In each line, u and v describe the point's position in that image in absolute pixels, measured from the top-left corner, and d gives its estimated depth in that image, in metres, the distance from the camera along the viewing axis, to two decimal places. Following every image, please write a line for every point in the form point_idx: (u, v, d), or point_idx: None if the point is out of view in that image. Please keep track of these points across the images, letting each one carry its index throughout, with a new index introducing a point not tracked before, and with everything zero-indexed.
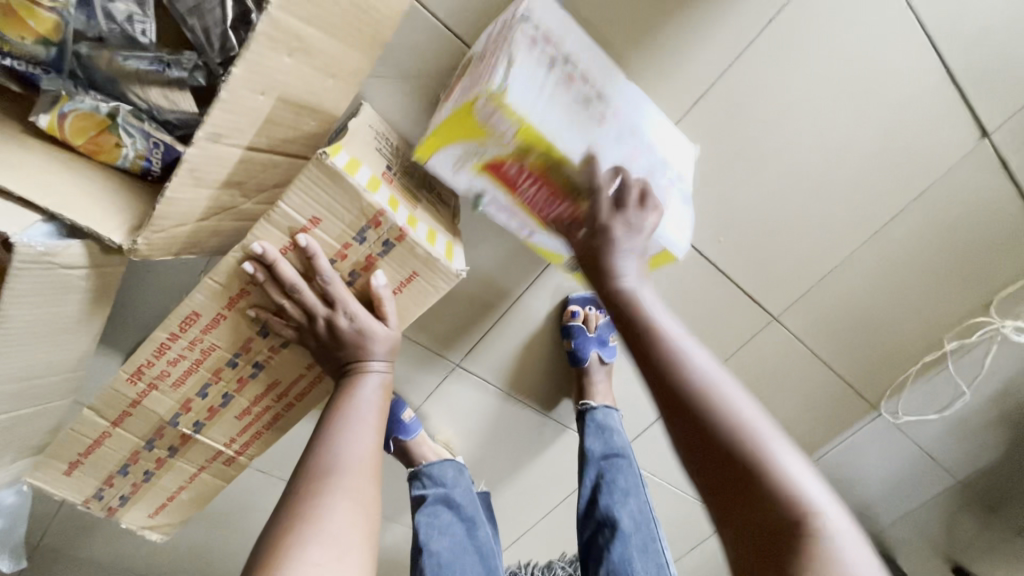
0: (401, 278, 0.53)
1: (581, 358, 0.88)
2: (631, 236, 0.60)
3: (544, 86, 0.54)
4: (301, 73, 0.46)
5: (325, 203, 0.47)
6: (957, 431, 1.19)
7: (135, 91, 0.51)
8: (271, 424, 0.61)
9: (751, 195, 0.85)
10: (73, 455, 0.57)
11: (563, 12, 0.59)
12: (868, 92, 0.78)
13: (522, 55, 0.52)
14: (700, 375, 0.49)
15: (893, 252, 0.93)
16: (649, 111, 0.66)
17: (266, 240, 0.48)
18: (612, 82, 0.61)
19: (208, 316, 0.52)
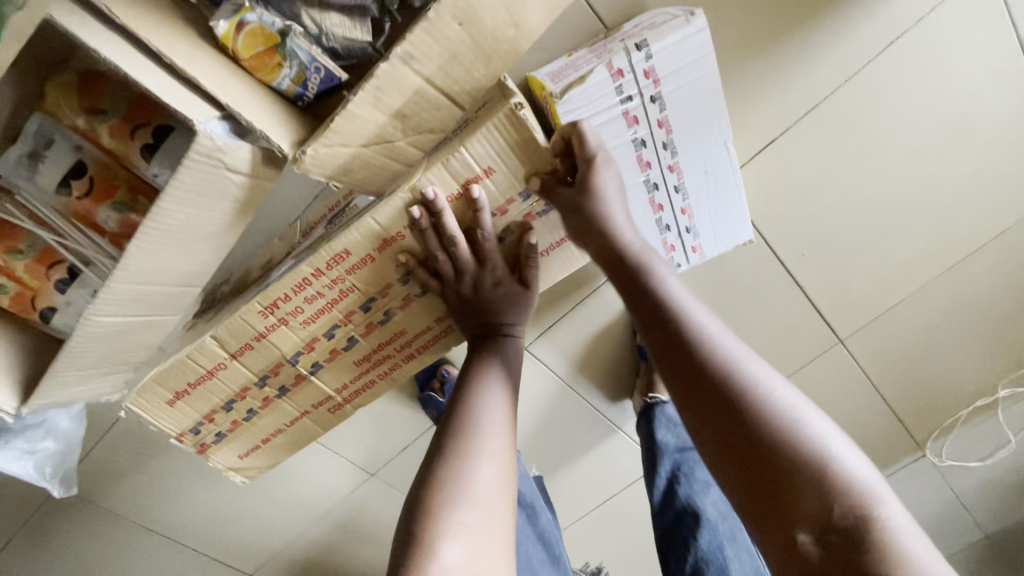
0: (550, 240, 0.61)
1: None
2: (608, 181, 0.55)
3: (598, 114, 0.57)
4: (494, 11, 0.47)
5: (505, 156, 0.49)
6: (996, 481, 1.18)
7: (312, 15, 0.51)
8: (386, 373, 0.64)
9: (842, 215, 0.85)
10: (181, 385, 0.57)
11: (689, 49, 0.55)
12: (975, 128, 0.78)
13: (596, 82, 0.55)
14: (720, 347, 0.46)
15: (969, 290, 0.94)
16: (715, 173, 0.64)
17: (437, 186, 0.49)
18: (691, 133, 0.61)
19: (357, 256, 0.51)
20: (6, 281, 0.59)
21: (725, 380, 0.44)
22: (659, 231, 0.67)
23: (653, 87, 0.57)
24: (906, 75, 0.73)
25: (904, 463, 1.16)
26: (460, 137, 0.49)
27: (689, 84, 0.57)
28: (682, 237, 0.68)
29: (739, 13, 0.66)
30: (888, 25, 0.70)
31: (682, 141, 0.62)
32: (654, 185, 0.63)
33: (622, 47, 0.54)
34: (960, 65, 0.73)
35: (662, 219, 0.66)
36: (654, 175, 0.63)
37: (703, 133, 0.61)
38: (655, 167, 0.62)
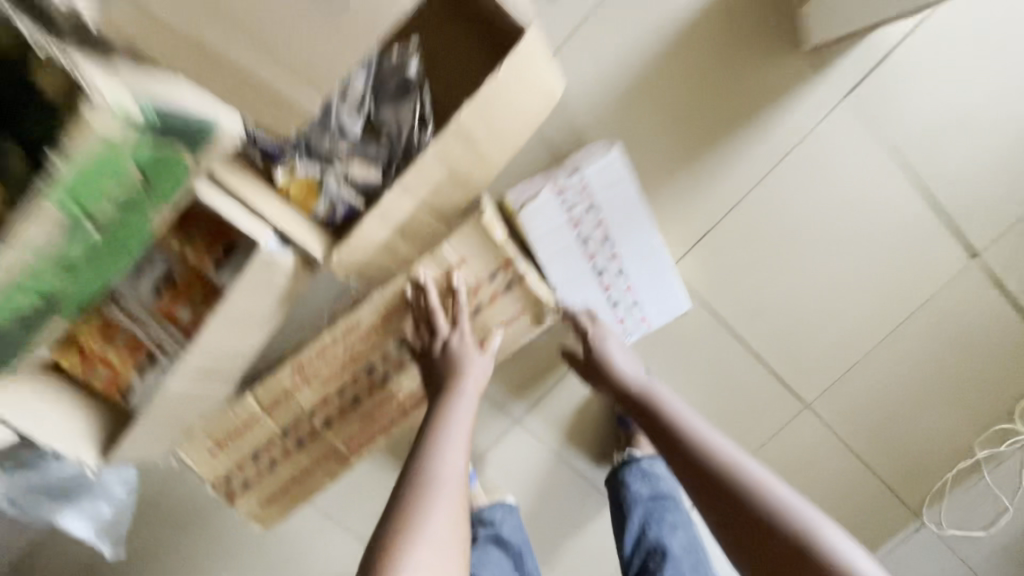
0: (513, 314, 0.76)
1: (629, 421, 0.98)
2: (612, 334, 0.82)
3: (551, 219, 0.76)
4: (463, 158, 0.67)
5: (474, 250, 0.71)
6: (1012, 554, 1.15)
7: (341, 166, 0.71)
8: (383, 433, 0.81)
9: (780, 293, 0.99)
10: (224, 434, 0.78)
11: (611, 172, 0.76)
12: (873, 217, 0.95)
13: (544, 196, 0.75)
14: (722, 456, 0.66)
15: (911, 351, 1.03)
16: (651, 259, 0.81)
17: (427, 271, 0.71)
18: (626, 230, 0.79)
19: (365, 326, 0.73)
20: (103, 367, 0.75)
21: (724, 477, 0.64)
22: (611, 308, 0.83)
23: (589, 199, 0.77)
24: (805, 177, 0.92)
25: (906, 532, 1.15)
26: (450, 250, 0.70)
27: (615, 195, 0.77)
28: (628, 311, 0.84)
29: (658, 143, 0.88)
30: (776, 142, 0.89)
31: (620, 236, 0.80)
32: (602, 271, 0.81)
33: (562, 174, 0.76)
34: (845, 169, 0.91)
35: (612, 297, 0.83)
36: (599, 263, 0.80)
37: (634, 229, 0.79)
38: (599, 258, 0.80)
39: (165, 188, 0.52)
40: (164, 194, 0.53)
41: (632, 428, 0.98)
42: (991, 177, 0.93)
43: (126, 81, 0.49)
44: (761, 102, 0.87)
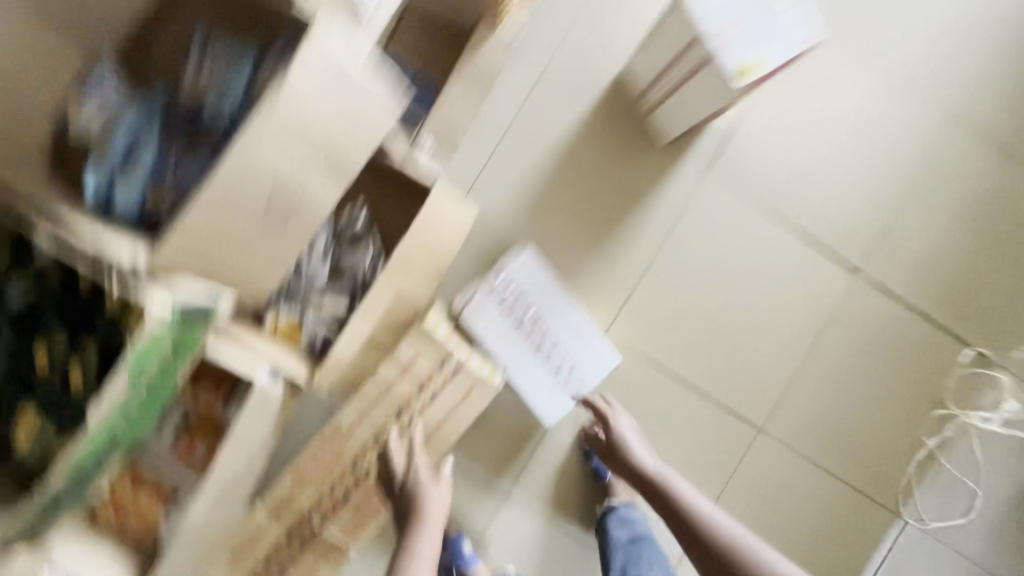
0: (462, 393, 0.86)
1: (603, 473, 1.09)
2: (626, 420, 0.98)
3: (487, 310, 0.94)
4: (409, 279, 0.87)
5: (424, 347, 0.84)
6: (996, 534, 1.21)
7: (315, 304, 0.91)
8: (373, 520, 0.90)
9: (707, 334, 1.15)
10: (239, 546, 0.90)
11: (527, 270, 0.99)
12: (761, 257, 1.15)
13: (478, 294, 0.95)
14: (732, 537, 0.81)
15: (836, 361, 1.17)
16: (576, 327, 0.99)
17: (390, 371, 0.84)
18: (550, 308, 0.98)
19: (346, 426, 0.86)
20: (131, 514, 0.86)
21: (736, 556, 0.79)
22: (555, 373, 0.99)
23: (514, 290, 0.97)
24: (694, 238, 1.13)
25: (894, 533, 1.20)
26: (405, 350, 0.84)
27: (534, 284, 0.98)
28: (569, 374, 0.99)
29: (569, 234, 1.09)
30: (663, 215, 1.11)
31: (547, 314, 0.98)
32: (539, 344, 0.97)
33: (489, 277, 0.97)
34: (725, 224, 1.14)
35: (553, 365, 0.99)
36: (536, 338, 0.97)
37: (556, 306, 0.99)
38: (534, 334, 0.97)
39: (189, 345, 0.64)
40: (189, 347, 0.64)
41: (606, 480, 1.09)
42: (841, 208, 1.16)
43: (167, 291, 0.62)
44: (641, 188, 1.10)
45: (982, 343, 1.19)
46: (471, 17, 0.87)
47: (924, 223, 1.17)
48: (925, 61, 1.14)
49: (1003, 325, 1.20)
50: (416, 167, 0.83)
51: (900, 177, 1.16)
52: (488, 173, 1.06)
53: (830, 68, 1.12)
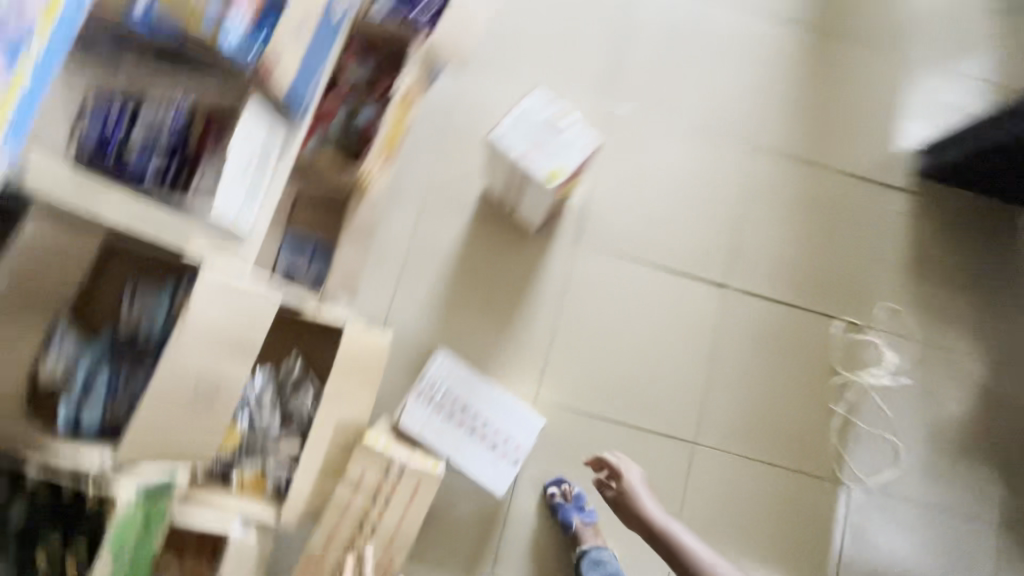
0: (411, 492, 0.99)
1: (569, 523, 1.20)
2: (635, 476, 1.18)
3: (422, 412, 1.13)
4: (342, 407, 1.02)
5: (368, 463, 0.98)
6: (929, 473, 1.35)
7: (272, 452, 1.05)
8: None
9: (621, 374, 1.32)
10: None
11: (446, 367, 1.18)
12: (643, 297, 1.36)
13: (411, 402, 1.13)
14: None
15: (736, 364, 1.35)
16: (499, 402, 1.17)
17: (344, 491, 0.97)
18: (473, 393, 1.17)
19: (319, 552, 0.97)
20: None
21: None
22: (492, 448, 1.15)
23: (439, 388, 1.16)
24: (583, 298, 1.34)
25: (844, 501, 1.32)
26: (352, 469, 0.98)
27: (455, 377, 1.17)
28: (505, 445, 1.15)
29: (480, 326, 1.29)
30: (552, 288, 1.33)
31: (472, 399, 1.16)
32: (473, 426, 1.14)
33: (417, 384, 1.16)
34: (604, 280, 1.36)
35: (489, 441, 1.15)
36: (469, 422, 1.14)
37: (477, 390, 1.17)
38: (467, 419, 1.14)
39: (159, 512, 0.80)
40: (161, 513, 0.80)
41: (573, 529, 1.20)
42: (693, 240, 1.40)
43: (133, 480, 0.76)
44: (528, 272, 1.33)
45: (848, 314, 1.40)
46: (346, 191, 1.12)
47: (762, 232, 1.43)
48: (712, 116, 1.46)
49: (860, 294, 1.41)
50: (328, 313, 1.04)
51: (730, 205, 1.43)
52: (399, 298, 1.27)
53: (644, 142, 1.42)
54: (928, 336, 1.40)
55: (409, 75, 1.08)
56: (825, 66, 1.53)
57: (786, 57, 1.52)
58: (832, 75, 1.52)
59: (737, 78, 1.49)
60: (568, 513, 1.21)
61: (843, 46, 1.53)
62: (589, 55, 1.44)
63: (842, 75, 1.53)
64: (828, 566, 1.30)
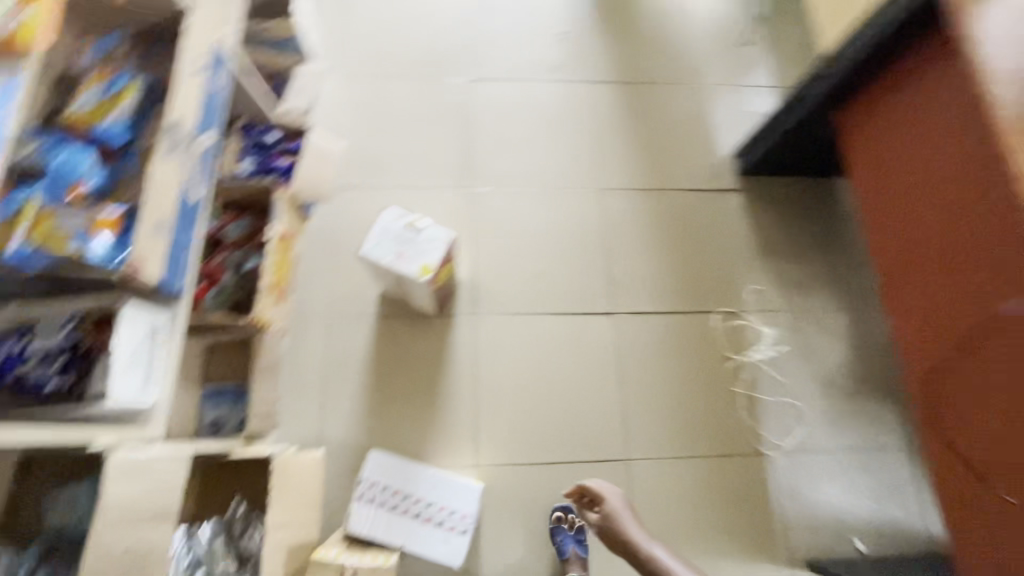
0: None
1: (563, 550, 1.30)
2: (617, 500, 1.24)
3: (368, 514, 1.21)
4: (286, 534, 1.09)
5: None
6: (833, 421, 1.51)
7: None
8: None
9: (544, 419, 1.45)
10: None
11: (381, 463, 1.27)
12: (546, 345, 1.51)
13: (356, 507, 1.22)
14: None
15: (641, 378, 1.51)
16: (436, 480, 1.27)
17: None
18: (411, 480, 1.26)
19: None
20: None
21: None
22: (439, 525, 1.23)
23: (380, 486, 1.25)
24: (493, 361, 1.48)
25: (770, 470, 1.46)
26: None
27: (391, 472, 1.26)
28: (450, 519, 1.24)
29: (408, 416, 1.41)
30: (464, 361, 1.47)
31: (412, 486, 1.26)
32: (417, 512, 1.23)
33: (359, 488, 1.24)
34: (507, 340, 1.50)
35: (434, 520, 1.24)
36: (412, 509, 1.23)
37: (415, 476, 1.27)
38: (410, 507, 1.24)
39: None
40: None
41: (565, 556, 1.30)
42: (574, 283, 1.59)
43: None
44: (438, 354, 1.47)
45: (722, 306, 1.60)
46: (248, 334, 1.25)
47: (630, 259, 1.63)
48: (560, 175, 1.69)
49: (727, 286, 1.62)
50: (254, 450, 1.13)
51: (597, 243, 1.63)
52: (328, 413, 1.39)
53: (508, 214, 1.63)
54: (795, 303, 1.60)
55: (273, 225, 1.24)
56: (642, 107, 1.79)
57: (607, 110, 1.78)
58: (649, 114, 1.79)
59: (573, 137, 1.74)
60: (566, 541, 1.31)
61: (652, 88, 1.82)
62: (443, 155, 1.67)
63: (657, 111, 1.80)
64: (775, 534, 1.42)
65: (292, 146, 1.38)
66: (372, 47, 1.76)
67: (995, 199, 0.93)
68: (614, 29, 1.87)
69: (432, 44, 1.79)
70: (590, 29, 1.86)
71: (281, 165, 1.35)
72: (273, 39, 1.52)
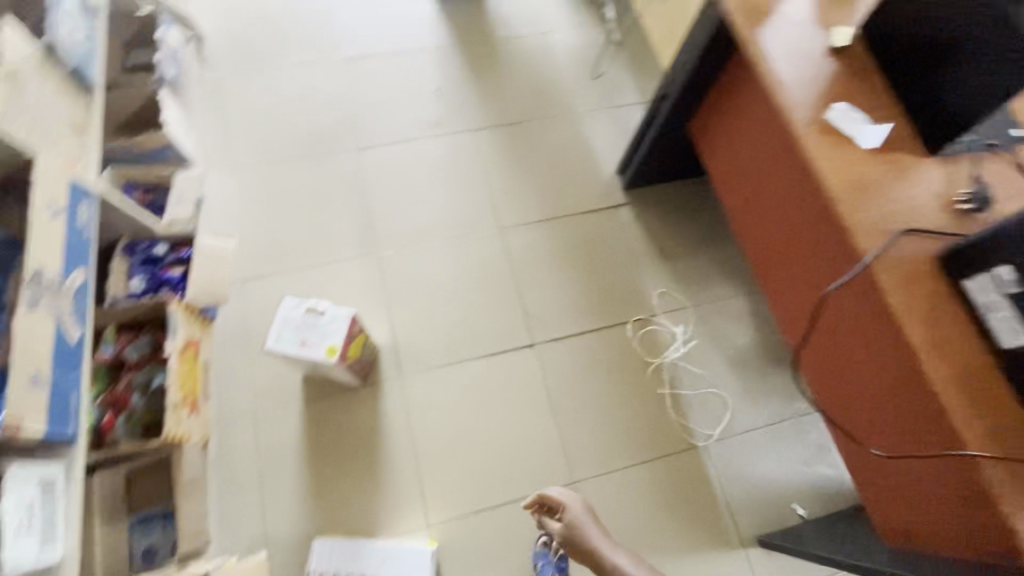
0: None
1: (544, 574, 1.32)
2: (581, 509, 1.22)
3: None
4: None
5: None
6: (753, 400, 1.61)
7: None
8: None
9: (486, 462, 1.48)
10: None
11: (326, 549, 1.33)
12: (474, 390, 1.55)
13: None
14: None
15: (571, 401, 1.57)
16: (382, 554, 1.33)
17: None
18: (357, 559, 1.33)
19: None
20: None
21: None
22: None
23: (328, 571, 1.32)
24: (425, 417, 1.51)
25: (706, 459, 1.55)
26: None
27: (336, 555, 1.33)
28: None
29: (351, 492, 1.42)
30: (398, 424, 1.49)
31: (358, 565, 1.32)
32: None
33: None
34: (436, 394, 1.54)
35: None
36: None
37: (359, 555, 1.33)
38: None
39: None
40: None
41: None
42: (490, 323, 1.64)
43: None
44: (370, 423, 1.49)
45: (633, 314, 1.69)
46: (164, 452, 1.23)
47: (539, 289, 1.70)
48: (458, 223, 1.76)
49: (634, 295, 1.71)
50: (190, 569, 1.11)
51: (506, 280, 1.70)
52: (269, 509, 1.39)
53: (415, 270, 1.67)
54: (697, 297, 1.72)
55: (171, 341, 1.23)
56: (523, 143, 1.89)
57: (491, 152, 1.87)
58: (531, 148, 1.89)
59: (464, 185, 1.81)
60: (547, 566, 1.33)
61: (529, 124, 1.92)
62: (342, 226, 1.70)
63: (538, 143, 1.90)
64: (723, 519, 1.50)
65: (181, 254, 1.40)
66: (254, 137, 1.80)
67: (805, 191, 1.05)
68: (484, 76, 1.98)
69: (313, 122, 1.84)
70: (462, 80, 1.96)
71: (173, 276, 1.36)
72: (146, 152, 1.53)
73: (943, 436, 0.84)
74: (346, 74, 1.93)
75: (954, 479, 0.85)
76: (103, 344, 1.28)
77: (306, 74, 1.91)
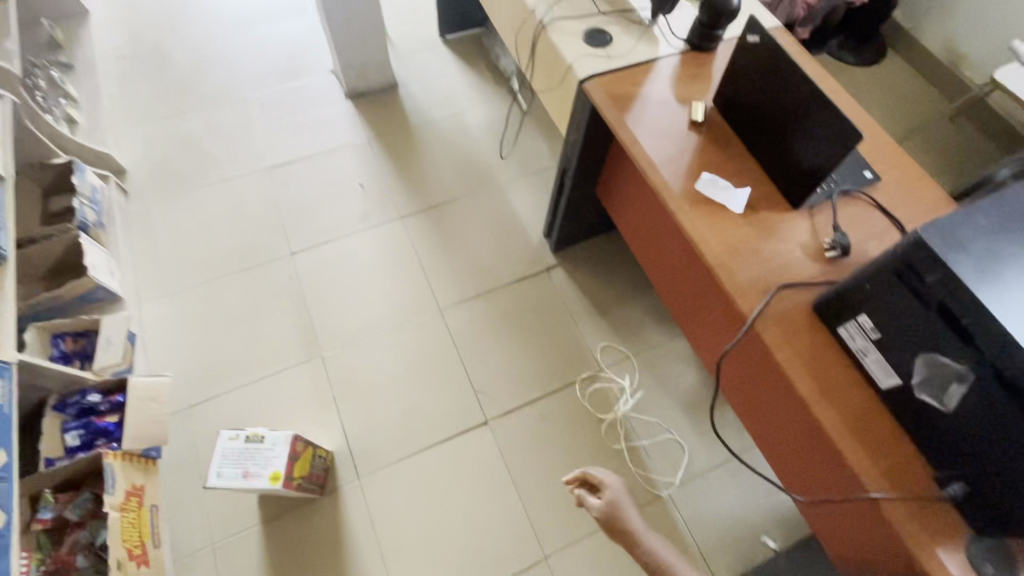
0: None
1: None
2: (620, 490, 1.11)
3: None
4: None
5: None
6: (707, 438, 1.65)
7: None
8: None
9: (454, 553, 1.47)
10: None
11: None
12: (433, 480, 1.55)
13: None
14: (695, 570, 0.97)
15: (531, 472, 1.58)
16: None
17: None
18: None
19: None
20: None
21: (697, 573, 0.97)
22: None
23: None
24: (387, 517, 1.50)
25: (671, 507, 1.56)
26: None
27: None
28: None
29: None
30: (360, 530, 1.48)
31: None
32: None
33: None
34: (394, 491, 1.53)
35: None
36: None
37: None
38: None
39: None
40: None
41: None
42: (441, 407, 1.66)
43: None
44: (331, 534, 1.47)
45: (579, 373, 1.73)
46: None
47: (485, 364, 1.73)
48: (396, 312, 1.79)
49: (577, 353, 1.76)
50: None
51: (452, 360, 1.73)
52: None
53: (359, 367, 1.69)
54: (638, 345, 1.77)
55: (110, 496, 1.21)
56: (450, 222, 1.96)
57: (421, 237, 1.93)
58: (458, 225, 1.96)
59: (400, 272, 1.86)
60: None
61: (454, 203, 2.00)
62: (283, 335, 1.72)
63: (465, 220, 1.97)
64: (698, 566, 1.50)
65: (116, 400, 1.39)
66: (187, 260, 1.82)
67: (695, 256, 1.12)
68: (406, 164, 2.06)
69: (244, 236, 1.88)
70: (385, 170, 2.04)
71: (109, 426, 1.36)
72: (73, 299, 1.54)
73: (850, 478, 0.88)
74: (271, 183, 1.98)
75: (872, 517, 0.89)
76: (42, 508, 1.24)
77: (232, 190, 1.96)
